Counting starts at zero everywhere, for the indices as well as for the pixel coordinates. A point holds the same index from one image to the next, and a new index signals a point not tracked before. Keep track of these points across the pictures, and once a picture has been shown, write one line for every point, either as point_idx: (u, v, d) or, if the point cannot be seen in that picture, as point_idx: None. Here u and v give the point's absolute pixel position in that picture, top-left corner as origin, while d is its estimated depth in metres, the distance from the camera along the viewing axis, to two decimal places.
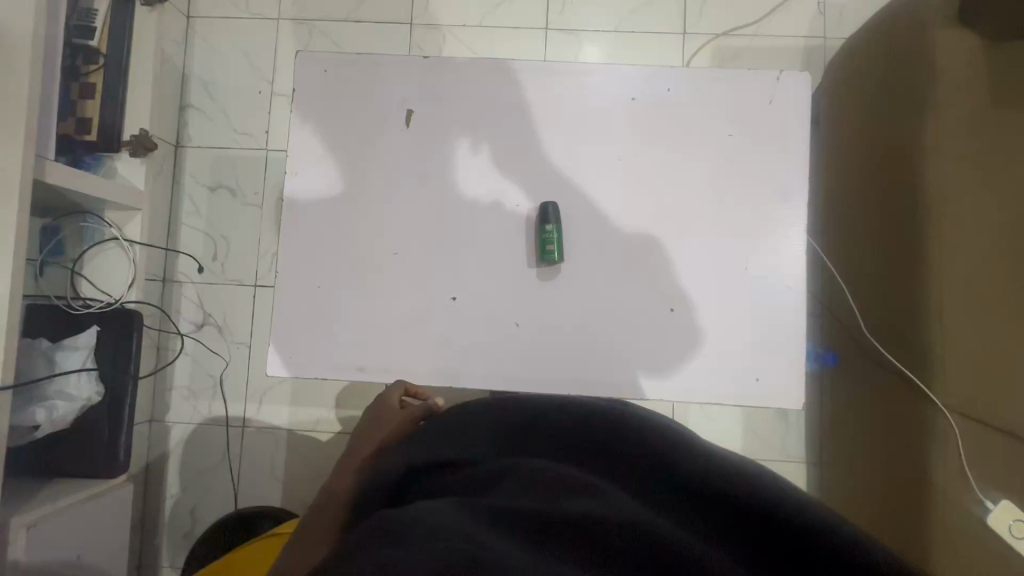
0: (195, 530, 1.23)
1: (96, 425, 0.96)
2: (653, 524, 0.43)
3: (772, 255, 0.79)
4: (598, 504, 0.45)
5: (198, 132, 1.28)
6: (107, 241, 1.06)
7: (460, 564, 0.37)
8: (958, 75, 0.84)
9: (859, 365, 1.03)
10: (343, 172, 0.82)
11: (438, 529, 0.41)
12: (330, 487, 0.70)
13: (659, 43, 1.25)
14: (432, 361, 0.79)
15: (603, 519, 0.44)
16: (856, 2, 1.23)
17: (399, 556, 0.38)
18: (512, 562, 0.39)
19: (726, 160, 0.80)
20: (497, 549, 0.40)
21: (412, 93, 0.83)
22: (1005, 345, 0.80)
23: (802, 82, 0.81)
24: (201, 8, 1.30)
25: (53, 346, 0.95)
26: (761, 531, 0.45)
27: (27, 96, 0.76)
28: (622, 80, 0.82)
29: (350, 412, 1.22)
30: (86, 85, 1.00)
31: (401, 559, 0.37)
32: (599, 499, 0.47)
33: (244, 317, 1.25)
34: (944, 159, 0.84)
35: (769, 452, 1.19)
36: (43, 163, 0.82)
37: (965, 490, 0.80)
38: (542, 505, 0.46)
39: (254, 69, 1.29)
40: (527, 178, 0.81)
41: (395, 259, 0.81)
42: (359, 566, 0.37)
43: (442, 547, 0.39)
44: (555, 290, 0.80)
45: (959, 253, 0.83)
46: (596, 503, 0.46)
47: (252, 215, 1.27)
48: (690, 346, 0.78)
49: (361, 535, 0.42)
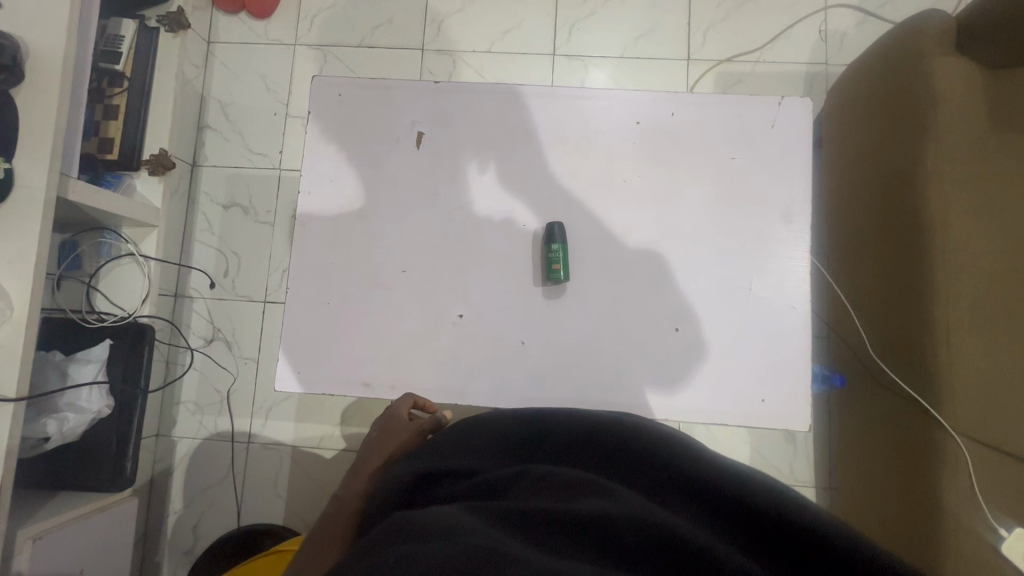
0: (196, 547, 1.22)
1: (105, 437, 0.98)
2: (665, 523, 0.44)
3: (776, 276, 0.80)
4: (609, 503, 0.46)
5: (214, 152, 1.31)
6: (124, 257, 1.08)
7: (473, 561, 0.38)
8: (956, 100, 0.87)
9: (866, 387, 1.02)
10: (355, 191, 0.85)
11: (453, 528, 0.42)
12: (340, 494, 0.71)
13: (662, 69, 1.28)
14: (437, 378, 0.80)
15: (615, 519, 0.44)
16: (857, 30, 1.26)
17: (421, 553, 0.39)
18: (523, 559, 0.40)
19: (728, 183, 0.82)
20: (510, 548, 0.41)
21: (423, 116, 0.85)
22: (1008, 365, 0.82)
23: (803, 107, 0.82)
24: (221, 34, 1.35)
25: (65, 359, 0.95)
26: (766, 537, 0.45)
27: (54, 116, 0.79)
28: (627, 103, 0.84)
29: (355, 429, 1.22)
30: (109, 107, 1.04)
31: (418, 557, 0.38)
32: (608, 498, 0.47)
33: (252, 333, 1.27)
34: (946, 180, 0.86)
35: (777, 475, 1.18)
36: (67, 180, 0.85)
37: (978, 515, 0.79)
38: (553, 505, 0.46)
39: (270, 91, 1.33)
40: (534, 197, 0.83)
41: (403, 277, 0.82)
42: (378, 562, 0.39)
43: (456, 546, 0.40)
44: (560, 308, 0.81)
45: (961, 272, 0.84)
46: (606, 502, 0.46)
47: (264, 233, 1.29)
48: (694, 364, 0.79)
49: (381, 535, 0.43)
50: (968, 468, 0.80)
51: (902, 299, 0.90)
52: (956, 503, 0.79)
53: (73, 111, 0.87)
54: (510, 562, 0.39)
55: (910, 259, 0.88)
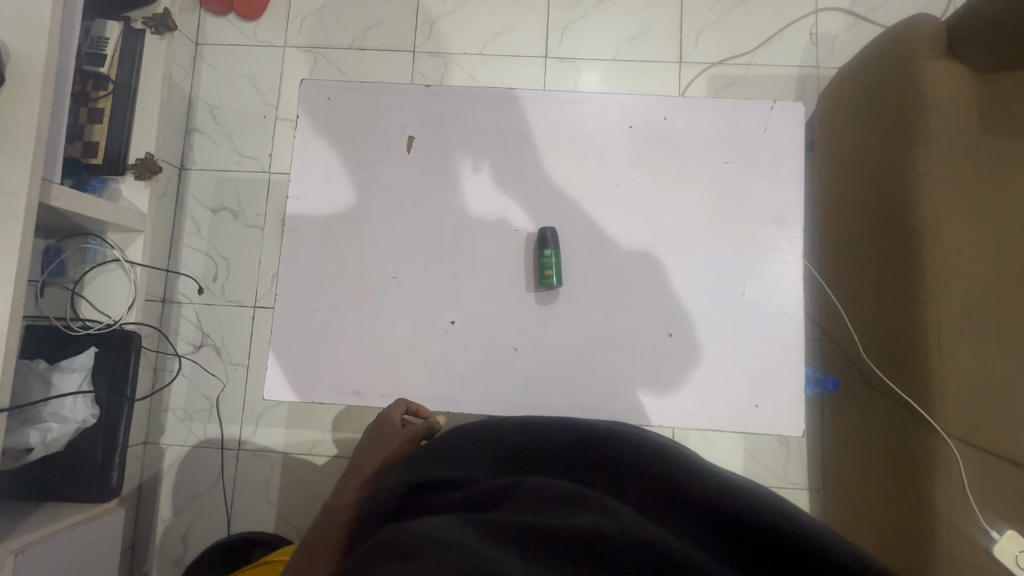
0: (186, 557, 1.20)
1: (90, 446, 0.96)
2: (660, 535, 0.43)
3: (770, 281, 0.80)
4: (604, 517, 0.45)
5: (202, 155, 1.30)
6: (108, 263, 1.06)
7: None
8: (947, 105, 0.87)
9: (858, 390, 1.03)
10: (346, 195, 0.83)
11: (447, 542, 0.41)
12: (332, 502, 0.70)
13: (656, 71, 1.28)
14: (429, 386, 0.79)
15: (611, 532, 0.44)
16: (848, 34, 1.26)
17: (416, 569, 0.38)
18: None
19: (721, 188, 0.82)
20: (504, 563, 0.40)
21: (414, 120, 0.84)
22: (999, 369, 0.82)
23: (795, 111, 0.82)
24: (209, 35, 1.33)
25: (49, 368, 0.94)
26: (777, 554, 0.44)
27: (36, 120, 0.78)
28: (619, 107, 0.83)
29: (348, 435, 1.21)
30: (93, 110, 1.03)
31: (412, 572, 0.38)
32: (605, 512, 0.46)
33: (242, 337, 1.25)
34: (938, 185, 0.86)
35: (771, 479, 1.18)
36: (49, 187, 0.83)
37: (970, 520, 0.78)
38: (550, 517, 0.46)
39: (259, 94, 1.32)
40: (527, 201, 0.82)
41: (395, 283, 0.81)
42: None
43: (452, 561, 0.39)
44: (553, 315, 0.80)
45: (952, 277, 0.84)
46: (601, 515, 0.46)
47: (253, 237, 1.28)
48: (687, 369, 0.78)
49: (373, 549, 0.42)
50: (961, 473, 0.80)
51: (893, 302, 0.90)
52: (948, 509, 0.79)
53: (55, 116, 0.85)
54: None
55: (901, 263, 0.88)
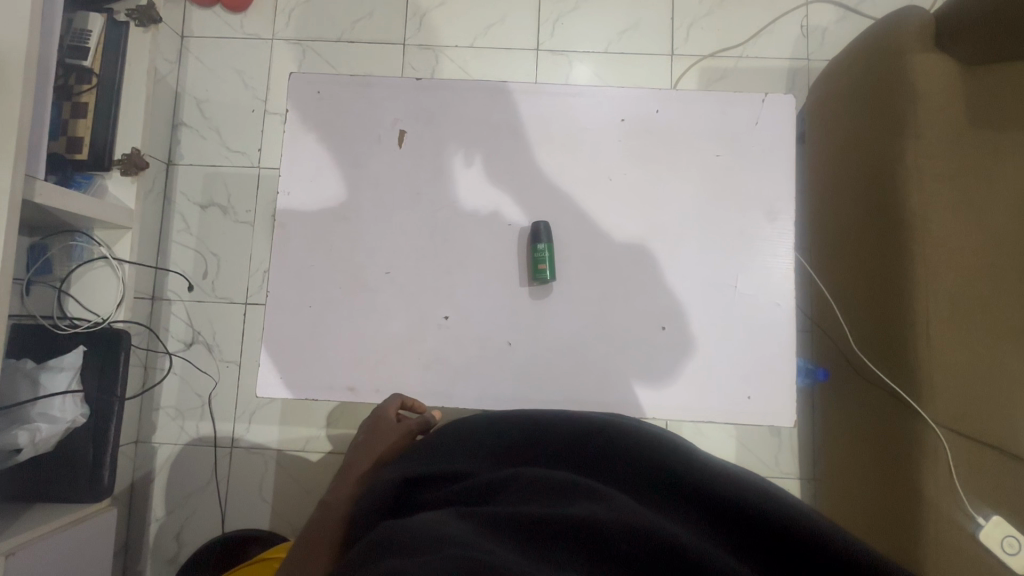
0: (180, 556, 1.20)
1: (81, 446, 0.95)
2: (655, 525, 0.43)
3: (762, 274, 0.80)
4: (601, 507, 0.46)
5: (190, 150, 1.28)
6: (96, 260, 1.05)
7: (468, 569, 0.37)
8: (936, 96, 0.87)
9: (848, 379, 1.04)
10: (337, 190, 0.83)
11: (445, 537, 0.41)
12: (328, 498, 0.70)
13: (648, 64, 1.28)
14: (424, 382, 0.79)
15: (608, 522, 0.44)
16: (838, 26, 1.26)
17: (414, 563, 0.38)
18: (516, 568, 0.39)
19: (714, 181, 0.82)
20: (503, 556, 0.40)
21: (405, 114, 0.84)
22: (985, 357, 0.83)
23: (787, 103, 0.82)
24: (195, 28, 1.31)
25: (36, 368, 0.92)
26: (768, 540, 0.44)
27: (18, 115, 0.76)
28: (612, 100, 0.83)
29: (341, 431, 1.21)
30: (77, 104, 1.00)
31: (409, 567, 0.38)
32: (603, 502, 0.47)
33: (233, 334, 1.24)
34: (926, 176, 0.86)
35: (763, 469, 1.19)
36: (33, 182, 0.82)
37: (957, 505, 0.80)
38: (546, 508, 0.46)
39: (248, 88, 1.30)
40: (519, 195, 0.82)
41: (388, 278, 0.81)
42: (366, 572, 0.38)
43: (450, 555, 0.39)
44: (547, 309, 0.80)
45: (940, 267, 0.85)
46: (598, 506, 0.46)
47: (243, 233, 1.26)
48: (680, 362, 0.79)
49: (370, 545, 0.42)
50: (949, 460, 0.81)
51: (883, 293, 0.91)
52: (936, 496, 0.80)
53: (38, 111, 0.84)
54: (506, 571, 0.38)
55: (890, 254, 0.89)
